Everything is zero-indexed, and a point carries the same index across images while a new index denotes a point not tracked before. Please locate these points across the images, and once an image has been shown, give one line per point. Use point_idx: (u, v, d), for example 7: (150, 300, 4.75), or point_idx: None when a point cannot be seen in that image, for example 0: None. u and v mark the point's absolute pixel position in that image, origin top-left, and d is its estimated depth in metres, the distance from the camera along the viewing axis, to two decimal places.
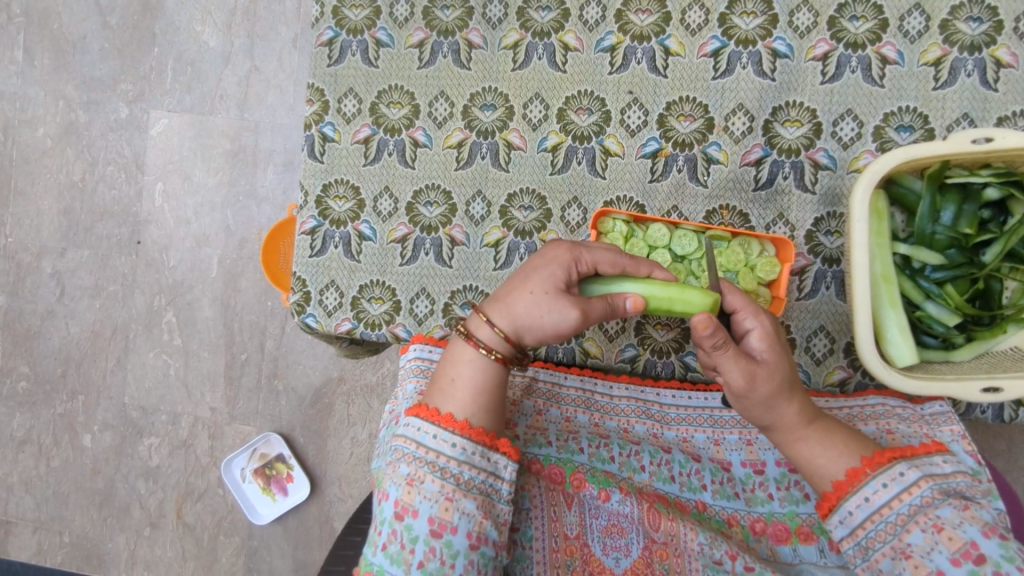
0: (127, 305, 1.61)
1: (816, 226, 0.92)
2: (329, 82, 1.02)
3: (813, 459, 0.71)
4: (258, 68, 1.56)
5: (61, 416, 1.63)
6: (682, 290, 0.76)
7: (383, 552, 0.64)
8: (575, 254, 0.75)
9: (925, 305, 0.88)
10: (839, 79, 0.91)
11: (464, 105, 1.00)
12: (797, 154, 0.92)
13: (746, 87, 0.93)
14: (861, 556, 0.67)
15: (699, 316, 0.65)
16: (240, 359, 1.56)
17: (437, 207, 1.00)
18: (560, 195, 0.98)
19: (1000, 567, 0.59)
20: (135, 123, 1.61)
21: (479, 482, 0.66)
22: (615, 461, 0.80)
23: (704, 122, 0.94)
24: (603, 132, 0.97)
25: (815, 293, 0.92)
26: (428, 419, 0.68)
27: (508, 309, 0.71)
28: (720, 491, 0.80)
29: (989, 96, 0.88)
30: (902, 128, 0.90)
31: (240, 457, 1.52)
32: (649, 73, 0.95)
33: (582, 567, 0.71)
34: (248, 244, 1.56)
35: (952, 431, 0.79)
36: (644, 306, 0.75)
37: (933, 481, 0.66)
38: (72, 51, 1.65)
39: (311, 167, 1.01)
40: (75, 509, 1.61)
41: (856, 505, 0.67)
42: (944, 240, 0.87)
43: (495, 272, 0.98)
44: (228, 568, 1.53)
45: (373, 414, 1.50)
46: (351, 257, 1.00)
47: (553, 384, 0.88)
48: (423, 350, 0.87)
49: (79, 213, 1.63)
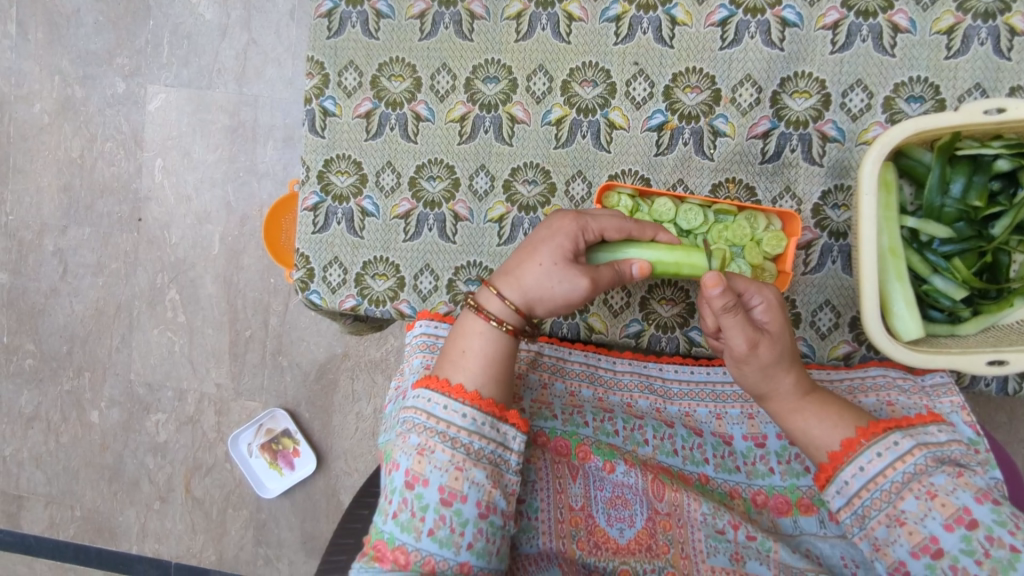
0: (130, 282, 1.61)
1: (823, 199, 0.91)
2: (329, 55, 1.00)
3: (807, 430, 0.72)
4: (256, 41, 1.53)
5: (68, 393, 1.64)
6: (688, 254, 0.78)
7: (393, 520, 0.65)
8: (582, 224, 0.75)
9: (932, 279, 0.88)
10: (849, 48, 0.89)
11: (466, 78, 0.98)
12: (805, 126, 0.91)
13: (754, 58, 0.91)
14: (858, 525, 0.67)
15: (710, 275, 0.66)
16: (244, 336, 1.57)
17: (440, 181, 0.99)
18: (564, 169, 0.96)
19: (992, 532, 0.59)
20: (132, 99, 1.59)
21: (489, 452, 0.66)
22: (619, 434, 0.81)
23: (711, 94, 0.93)
24: (608, 105, 0.95)
25: (820, 267, 0.91)
26: (438, 390, 0.68)
27: (519, 281, 0.71)
28: (722, 464, 0.80)
29: (1002, 65, 0.86)
30: (912, 99, 0.88)
31: (247, 433, 1.54)
32: (655, 43, 0.94)
33: (587, 538, 0.73)
34: (250, 220, 1.55)
35: (952, 402, 0.79)
36: (649, 270, 0.75)
37: (927, 448, 0.66)
38: (66, 24, 1.62)
39: (313, 142, 1.00)
40: (86, 484, 1.63)
41: (852, 475, 0.67)
42: (953, 213, 0.86)
43: (499, 248, 0.97)
44: (237, 540, 1.56)
45: (377, 389, 1.51)
46: (354, 233, 0.99)
47: (558, 359, 0.88)
48: (429, 326, 0.87)
49: (79, 190, 1.62)
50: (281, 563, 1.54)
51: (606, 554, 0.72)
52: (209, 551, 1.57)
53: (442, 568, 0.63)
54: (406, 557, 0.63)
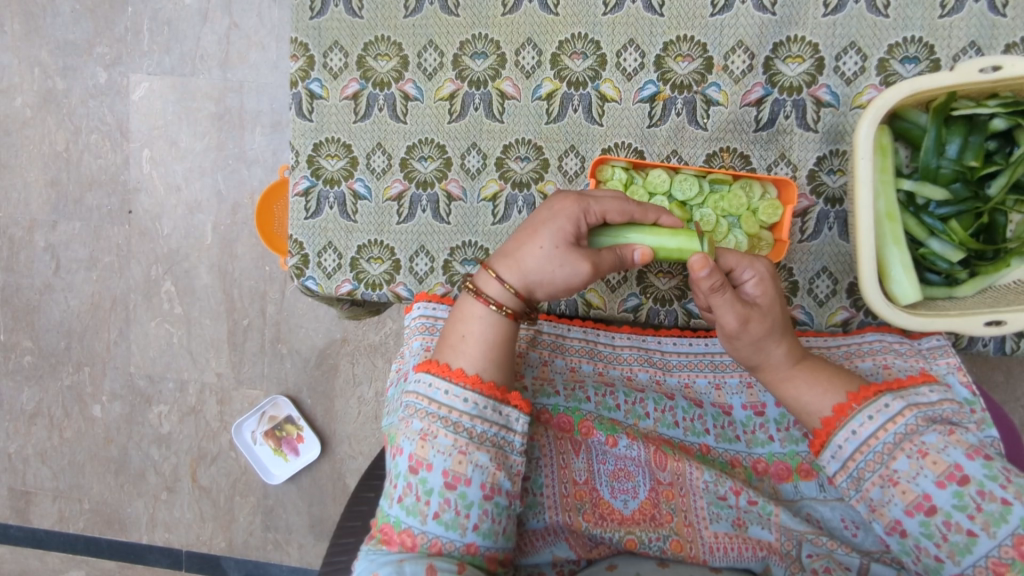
0: (125, 275, 1.60)
1: (818, 165, 0.90)
2: (313, 36, 0.98)
3: (799, 397, 0.72)
4: (238, 24, 1.50)
5: (70, 388, 1.64)
6: (691, 240, 0.76)
7: (399, 504, 0.65)
8: (584, 207, 0.73)
9: (929, 242, 0.88)
10: (841, 10, 0.88)
11: (454, 55, 0.96)
12: (798, 92, 0.90)
13: (746, 23, 0.90)
14: (854, 488, 0.67)
15: (696, 257, 0.66)
16: (242, 325, 1.56)
17: (432, 161, 0.97)
18: (557, 143, 0.95)
19: (984, 487, 0.60)
20: (115, 88, 1.56)
21: (491, 435, 0.66)
22: (621, 408, 0.81)
23: (704, 62, 0.92)
24: (599, 77, 0.94)
25: (817, 235, 0.91)
26: (439, 374, 0.68)
27: (519, 265, 0.70)
28: (723, 434, 0.81)
29: (998, 21, 0.85)
30: (907, 60, 0.87)
31: (251, 420, 1.54)
32: (644, 12, 0.92)
33: (593, 510, 0.73)
34: (241, 209, 1.54)
35: (948, 363, 0.79)
36: (652, 257, 0.75)
37: (918, 409, 0.66)
38: (43, 14, 1.58)
39: (300, 126, 0.98)
40: (93, 477, 1.64)
41: (845, 439, 0.67)
42: (949, 174, 0.85)
43: (493, 227, 0.96)
44: (246, 527, 1.58)
45: (378, 372, 1.52)
46: (348, 217, 0.98)
47: (557, 336, 0.88)
48: (428, 308, 0.87)
49: (67, 184, 1.60)
50: (290, 547, 1.56)
51: (611, 525, 0.72)
52: (219, 538, 1.59)
53: (449, 549, 0.63)
54: (412, 539, 0.63)
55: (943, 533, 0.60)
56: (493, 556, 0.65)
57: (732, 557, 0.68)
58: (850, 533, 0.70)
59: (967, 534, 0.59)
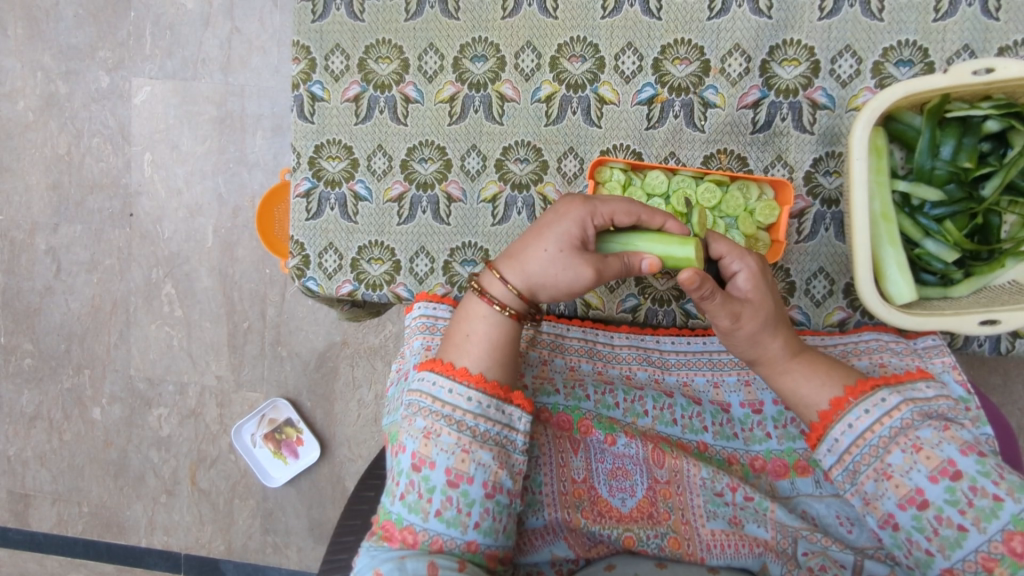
0: (126, 278, 1.60)
1: (815, 166, 0.91)
2: (314, 39, 0.99)
3: (796, 389, 0.73)
4: (239, 29, 1.52)
5: (69, 390, 1.64)
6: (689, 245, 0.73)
7: (401, 502, 0.66)
8: (591, 208, 0.73)
9: (925, 242, 0.89)
10: (837, 13, 0.89)
11: (454, 57, 0.98)
12: (795, 95, 0.91)
13: (742, 26, 0.91)
14: (850, 481, 0.68)
15: (685, 273, 0.65)
16: (242, 327, 1.57)
17: (431, 163, 0.98)
18: (555, 145, 0.96)
19: (976, 482, 0.60)
20: (116, 92, 1.57)
21: (495, 434, 0.67)
22: (620, 406, 0.81)
23: (701, 65, 0.93)
24: (597, 80, 0.95)
25: (814, 236, 0.92)
26: (443, 372, 0.69)
27: (522, 267, 0.71)
28: (720, 432, 0.81)
29: (991, 25, 0.86)
30: (901, 63, 0.88)
31: (250, 423, 1.54)
32: (642, 16, 0.93)
33: (592, 508, 0.73)
34: (242, 212, 1.55)
35: (943, 362, 0.80)
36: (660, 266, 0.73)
37: (914, 404, 0.67)
38: (46, 18, 1.60)
39: (302, 128, 1.00)
40: (92, 480, 1.64)
41: (842, 432, 0.68)
42: (944, 175, 0.86)
43: (493, 228, 0.97)
44: (245, 529, 1.58)
45: (378, 375, 1.52)
46: (348, 218, 0.99)
47: (556, 335, 0.89)
48: (428, 308, 0.87)
49: (68, 187, 1.61)
50: (290, 550, 1.55)
51: (610, 522, 0.72)
52: (218, 541, 1.59)
53: (450, 546, 0.64)
54: (414, 537, 0.64)
55: (934, 527, 0.61)
56: (493, 554, 0.66)
57: (729, 554, 0.69)
58: (845, 530, 0.71)
59: (958, 528, 0.60)
